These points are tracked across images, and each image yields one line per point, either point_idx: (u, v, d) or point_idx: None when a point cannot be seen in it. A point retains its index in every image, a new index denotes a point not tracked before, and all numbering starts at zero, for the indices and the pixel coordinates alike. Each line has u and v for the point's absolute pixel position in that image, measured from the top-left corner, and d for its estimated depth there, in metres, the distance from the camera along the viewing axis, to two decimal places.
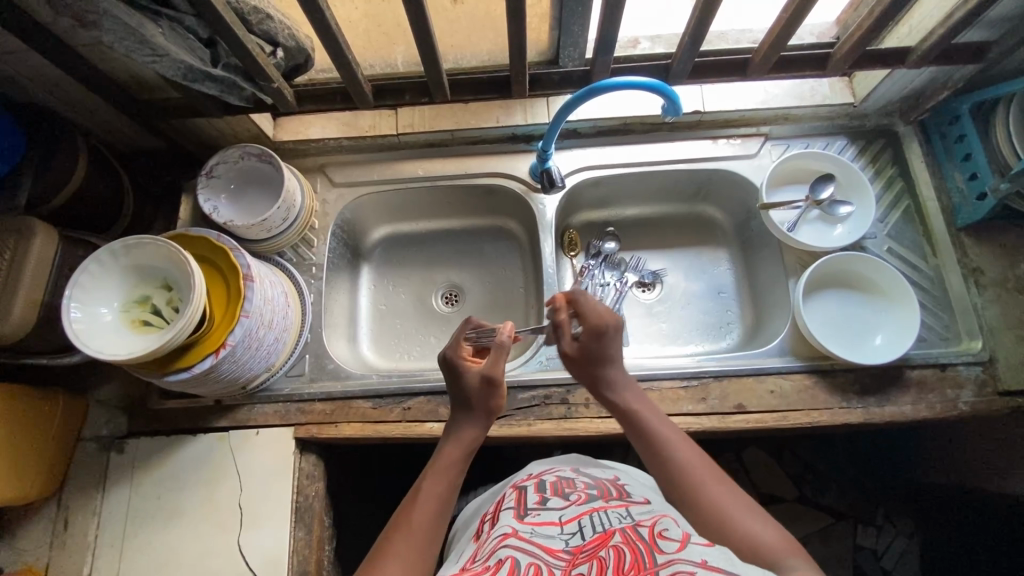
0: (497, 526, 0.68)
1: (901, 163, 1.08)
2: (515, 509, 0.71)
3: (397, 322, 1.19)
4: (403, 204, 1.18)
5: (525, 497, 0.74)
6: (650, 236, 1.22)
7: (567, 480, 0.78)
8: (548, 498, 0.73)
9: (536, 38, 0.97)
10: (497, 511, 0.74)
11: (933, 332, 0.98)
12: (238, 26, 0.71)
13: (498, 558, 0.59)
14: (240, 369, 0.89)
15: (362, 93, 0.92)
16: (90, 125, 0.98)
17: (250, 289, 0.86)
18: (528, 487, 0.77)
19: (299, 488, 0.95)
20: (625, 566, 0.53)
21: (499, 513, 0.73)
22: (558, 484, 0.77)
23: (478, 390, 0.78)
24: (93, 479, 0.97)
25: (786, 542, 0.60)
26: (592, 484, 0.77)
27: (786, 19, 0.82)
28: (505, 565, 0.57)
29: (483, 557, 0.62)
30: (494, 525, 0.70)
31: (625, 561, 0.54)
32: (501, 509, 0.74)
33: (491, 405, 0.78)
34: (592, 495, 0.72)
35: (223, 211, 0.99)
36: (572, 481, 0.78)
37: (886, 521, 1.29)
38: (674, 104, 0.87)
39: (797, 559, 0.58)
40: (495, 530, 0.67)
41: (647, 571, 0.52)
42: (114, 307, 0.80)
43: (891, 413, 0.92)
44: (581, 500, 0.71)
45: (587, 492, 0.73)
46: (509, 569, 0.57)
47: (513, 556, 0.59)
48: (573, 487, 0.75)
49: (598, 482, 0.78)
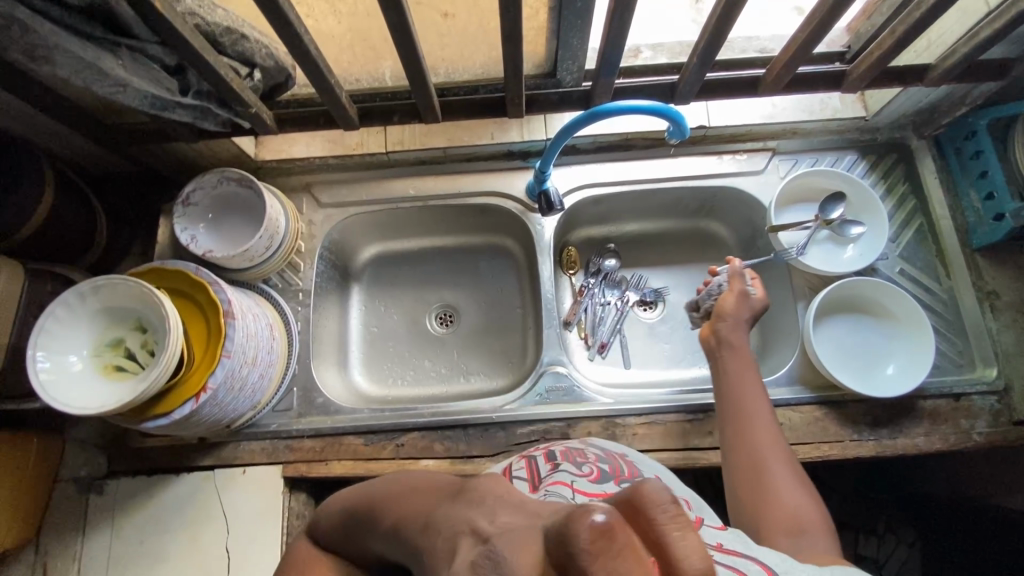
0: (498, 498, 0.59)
1: (914, 179, 1.03)
2: (526, 480, 0.60)
3: (390, 346, 1.14)
4: (393, 222, 1.12)
5: (534, 467, 0.64)
6: (652, 252, 1.17)
7: (576, 450, 0.68)
8: (560, 466, 0.63)
9: (533, 50, 0.88)
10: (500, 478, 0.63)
11: (946, 358, 0.94)
12: (207, 51, 0.65)
13: None
14: (223, 411, 0.84)
15: (347, 116, 0.86)
16: (57, 148, 0.92)
17: (231, 327, 0.81)
18: (535, 458, 0.67)
19: (290, 530, 0.91)
20: None
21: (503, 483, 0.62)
22: (568, 452, 0.67)
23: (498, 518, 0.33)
24: (73, 523, 0.92)
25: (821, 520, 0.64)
26: (603, 457, 0.67)
27: (801, 40, 0.76)
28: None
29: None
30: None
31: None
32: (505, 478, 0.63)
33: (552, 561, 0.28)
34: (605, 472, 0.62)
35: (202, 241, 0.93)
36: (582, 450, 0.68)
37: (887, 530, 1.20)
38: (680, 127, 0.82)
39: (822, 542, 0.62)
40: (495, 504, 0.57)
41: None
42: (84, 354, 0.75)
43: (904, 446, 0.89)
44: (595, 475, 0.61)
45: (599, 466, 0.64)
46: None
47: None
48: (584, 456, 0.66)
49: (610, 455, 0.68)
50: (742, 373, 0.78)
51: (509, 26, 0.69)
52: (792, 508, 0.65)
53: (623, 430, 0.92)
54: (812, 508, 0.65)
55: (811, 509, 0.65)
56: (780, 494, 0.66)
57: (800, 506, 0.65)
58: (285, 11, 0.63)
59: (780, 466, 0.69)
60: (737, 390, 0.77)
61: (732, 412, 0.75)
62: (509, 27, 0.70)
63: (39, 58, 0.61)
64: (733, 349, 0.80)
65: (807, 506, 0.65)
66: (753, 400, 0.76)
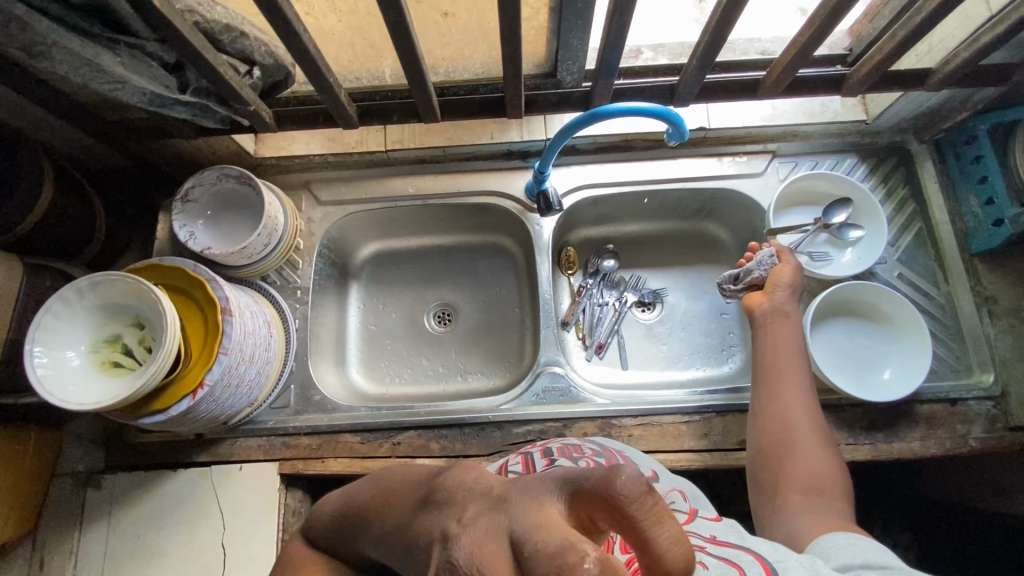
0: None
1: (914, 183, 1.03)
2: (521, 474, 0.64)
3: (388, 343, 1.14)
4: (392, 220, 1.12)
5: (530, 461, 0.67)
6: (651, 254, 1.17)
7: (573, 446, 0.71)
8: (556, 462, 0.66)
9: (533, 50, 0.88)
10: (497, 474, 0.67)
11: (943, 363, 0.94)
12: (206, 48, 0.65)
13: None
14: (220, 408, 0.84)
15: (346, 115, 0.86)
16: (56, 143, 0.92)
17: (229, 323, 0.81)
18: (533, 453, 0.70)
19: (285, 526, 0.91)
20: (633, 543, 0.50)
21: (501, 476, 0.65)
22: (563, 448, 0.70)
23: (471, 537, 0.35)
24: (71, 518, 0.92)
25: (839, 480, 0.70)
26: (599, 451, 0.70)
27: (801, 44, 0.76)
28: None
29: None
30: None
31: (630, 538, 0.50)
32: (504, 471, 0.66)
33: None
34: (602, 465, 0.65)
35: (201, 237, 0.93)
36: (578, 446, 0.71)
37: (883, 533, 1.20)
38: (679, 130, 0.82)
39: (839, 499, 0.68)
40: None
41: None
42: (81, 350, 0.75)
43: (899, 450, 0.89)
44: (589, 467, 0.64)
45: (595, 459, 0.66)
46: None
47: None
48: (580, 452, 0.68)
49: (605, 449, 0.71)
50: (780, 341, 0.82)
51: (508, 26, 0.69)
52: (814, 471, 0.71)
53: (619, 431, 0.93)
54: (832, 469, 0.71)
55: (830, 471, 0.71)
56: (803, 458, 0.72)
57: (820, 469, 0.71)
58: (283, 9, 0.63)
59: (806, 430, 0.74)
60: (776, 356, 0.81)
61: (769, 378, 0.80)
62: (508, 28, 0.70)
63: (37, 55, 0.61)
64: (784, 316, 0.84)
65: (828, 470, 0.71)
66: (789, 368, 0.80)
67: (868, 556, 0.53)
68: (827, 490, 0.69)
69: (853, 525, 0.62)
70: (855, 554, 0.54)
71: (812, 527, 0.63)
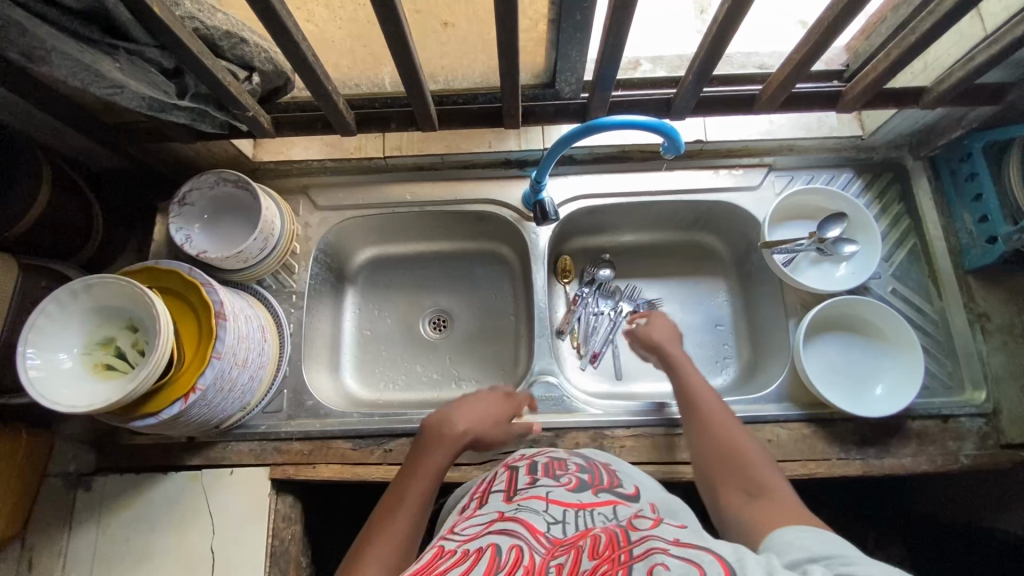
0: (479, 508, 0.62)
1: (909, 199, 1.03)
2: (503, 492, 0.64)
3: (382, 349, 1.14)
4: (389, 226, 1.12)
5: (514, 479, 0.66)
6: (647, 264, 1.17)
7: (558, 462, 0.70)
8: (539, 480, 0.65)
9: (532, 61, 0.88)
10: (482, 492, 0.66)
11: (936, 380, 0.95)
12: (206, 55, 0.65)
13: (478, 545, 0.51)
14: (211, 412, 0.84)
15: (343, 122, 0.87)
16: (55, 144, 0.92)
17: (223, 328, 0.81)
18: (519, 468, 0.69)
19: (275, 532, 0.91)
20: (600, 547, 0.49)
21: (485, 495, 0.65)
22: (549, 465, 0.69)
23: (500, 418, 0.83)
24: (60, 519, 0.92)
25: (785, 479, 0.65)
26: (583, 467, 0.69)
27: (796, 61, 0.77)
28: (485, 551, 0.50)
29: (461, 537, 0.55)
30: (475, 505, 0.63)
31: (600, 544, 0.50)
32: (488, 490, 0.66)
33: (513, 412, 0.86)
34: (583, 481, 0.64)
35: (197, 241, 0.94)
36: (563, 462, 0.70)
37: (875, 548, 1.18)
38: (675, 142, 0.83)
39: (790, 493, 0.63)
40: (477, 513, 0.60)
41: (620, 550, 0.48)
42: (74, 352, 0.75)
43: (891, 466, 0.89)
44: (571, 485, 0.63)
45: (578, 476, 0.66)
46: (490, 558, 0.49)
47: (493, 545, 0.51)
48: (564, 469, 0.67)
49: (591, 465, 0.70)
50: (691, 380, 0.82)
51: (505, 40, 0.70)
52: (758, 474, 0.66)
53: (611, 442, 0.93)
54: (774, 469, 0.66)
55: (773, 472, 0.66)
56: (745, 465, 0.67)
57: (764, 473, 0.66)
58: (282, 17, 0.63)
59: (741, 441, 0.70)
60: (694, 393, 0.80)
61: (691, 411, 0.78)
62: (505, 41, 0.70)
63: (37, 60, 0.62)
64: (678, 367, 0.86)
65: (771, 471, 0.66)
66: (706, 398, 0.78)
67: (817, 548, 0.51)
68: (775, 488, 0.64)
69: (810, 513, 0.59)
70: (804, 547, 0.52)
71: (767, 522, 0.59)
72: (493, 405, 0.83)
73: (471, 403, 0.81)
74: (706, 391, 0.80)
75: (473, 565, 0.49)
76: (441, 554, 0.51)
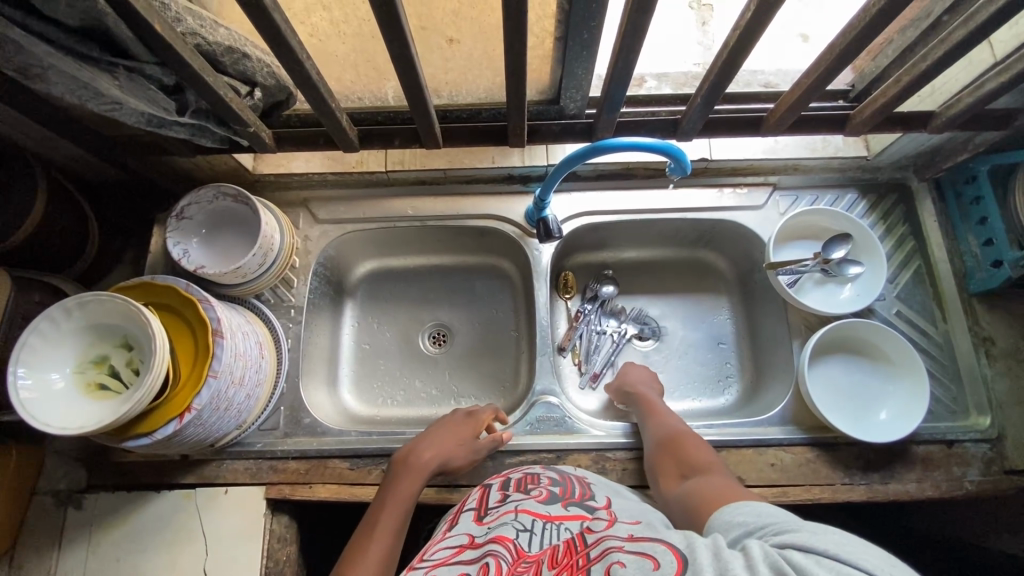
0: (450, 529, 0.62)
1: (913, 221, 1.03)
2: (474, 511, 0.64)
3: (381, 364, 1.12)
4: (390, 240, 1.11)
5: (486, 497, 0.66)
6: (649, 281, 1.16)
7: (532, 476, 0.69)
8: (510, 496, 0.64)
9: (537, 78, 0.87)
10: (455, 514, 0.67)
11: (940, 405, 0.94)
12: (207, 71, 0.64)
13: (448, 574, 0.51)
14: (206, 431, 0.82)
15: (346, 139, 0.86)
16: (51, 155, 0.91)
17: (220, 346, 0.80)
18: (493, 487, 0.69)
19: (269, 552, 0.89)
20: (558, 555, 0.51)
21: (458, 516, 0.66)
22: (521, 480, 0.68)
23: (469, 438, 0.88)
24: (49, 539, 0.90)
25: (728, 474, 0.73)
26: (556, 480, 0.68)
27: (807, 85, 0.76)
28: None
29: (431, 561, 0.55)
30: (446, 527, 0.64)
31: (559, 551, 0.52)
32: (461, 512, 0.67)
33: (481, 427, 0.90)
34: (554, 493, 0.64)
35: (194, 255, 0.92)
36: (536, 476, 0.69)
37: None
38: (682, 164, 0.82)
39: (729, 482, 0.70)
40: (447, 535, 0.60)
41: (578, 555, 0.50)
42: (66, 372, 0.73)
43: (896, 491, 0.88)
44: (541, 497, 0.62)
45: (550, 489, 0.65)
46: None
47: (462, 569, 0.51)
48: (536, 482, 0.67)
49: (564, 478, 0.69)
50: (653, 407, 0.91)
51: (513, 61, 0.69)
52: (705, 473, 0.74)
53: (613, 464, 0.91)
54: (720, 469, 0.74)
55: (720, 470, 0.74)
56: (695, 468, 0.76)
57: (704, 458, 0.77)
58: (287, 38, 0.62)
59: (694, 452, 0.79)
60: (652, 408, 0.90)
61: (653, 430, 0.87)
62: (513, 62, 0.70)
63: (33, 77, 0.60)
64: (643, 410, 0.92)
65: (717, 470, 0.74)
66: (666, 418, 0.88)
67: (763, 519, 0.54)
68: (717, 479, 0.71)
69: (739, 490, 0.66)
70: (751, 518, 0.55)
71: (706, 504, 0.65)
72: (458, 429, 0.88)
73: (434, 433, 0.87)
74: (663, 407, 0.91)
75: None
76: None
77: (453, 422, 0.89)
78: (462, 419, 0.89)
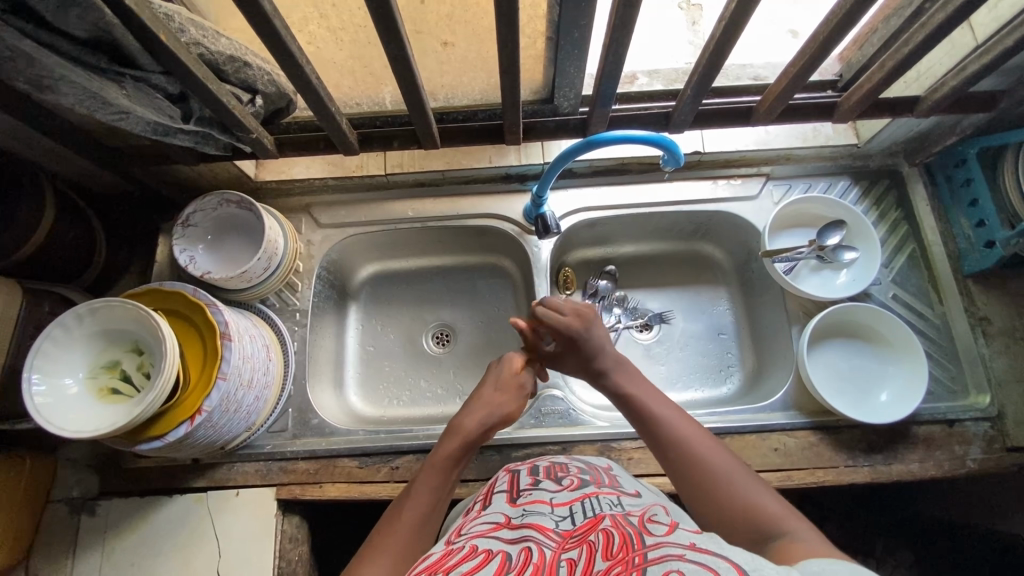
0: (484, 509, 0.61)
1: (906, 205, 1.04)
2: (506, 493, 0.62)
3: (386, 365, 1.13)
4: (392, 242, 1.13)
5: (516, 480, 0.65)
6: (649, 274, 1.18)
7: (560, 465, 0.69)
8: (540, 483, 0.63)
9: (531, 77, 0.90)
10: (485, 496, 0.65)
11: (939, 384, 0.95)
12: (211, 80, 0.66)
13: (487, 548, 0.51)
14: (217, 433, 0.84)
15: (347, 142, 0.87)
16: (58, 167, 0.92)
17: (228, 348, 0.81)
18: (521, 471, 0.68)
19: (282, 553, 0.90)
20: (614, 548, 0.48)
21: (488, 497, 0.64)
22: (550, 468, 0.68)
23: (506, 394, 0.80)
24: (62, 546, 0.91)
25: (784, 508, 0.57)
26: (584, 469, 0.68)
27: (793, 73, 0.78)
28: (495, 554, 0.49)
29: (468, 535, 0.55)
30: (479, 506, 0.62)
31: (614, 543, 0.48)
32: (492, 493, 0.65)
33: (519, 387, 0.82)
34: (584, 480, 0.63)
35: (200, 262, 0.94)
36: (563, 465, 0.69)
37: (885, 553, 1.15)
38: (674, 155, 0.83)
39: (797, 530, 0.54)
40: (482, 514, 0.59)
41: (635, 552, 0.46)
42: (80, 377, 0.75)
43: (899, 471, 0.89)
44: (573, 486, 0.62)
45: (580, 477, 0.64)
46: (500, 565, 0.48)
47: (502, 549, 0.51)
48: (565, 471, 0.66)
49: (591, 468, 0.68)
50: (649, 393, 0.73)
51: (508, 61, 0.72)
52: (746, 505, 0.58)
53: (618, 454, 0.92)
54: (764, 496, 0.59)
55: (762, 495, 0.59)
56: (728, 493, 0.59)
57: (769, 514, 0.57)
58: (288, 43, 0.64)
59: (721, 461, 0.63)
60: (670, 428, 0.67)
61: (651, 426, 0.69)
62: (508, 63, 0.72)
63: (44, 88, 0.63)
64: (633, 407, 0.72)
65: (760, 501, 0.58)
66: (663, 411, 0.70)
67: None
68: (772, 523, 0.56)
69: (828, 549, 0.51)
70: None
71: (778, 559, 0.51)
72: (494, 394, 0.79)
73: (484, 394, 0.79)
74: (682, 421, 0.68)
75: (482, 564, 0.49)
76: (452, 551, 0.52)
77: (505, 381, 0.81)
78: (518, 378, 0.83)
